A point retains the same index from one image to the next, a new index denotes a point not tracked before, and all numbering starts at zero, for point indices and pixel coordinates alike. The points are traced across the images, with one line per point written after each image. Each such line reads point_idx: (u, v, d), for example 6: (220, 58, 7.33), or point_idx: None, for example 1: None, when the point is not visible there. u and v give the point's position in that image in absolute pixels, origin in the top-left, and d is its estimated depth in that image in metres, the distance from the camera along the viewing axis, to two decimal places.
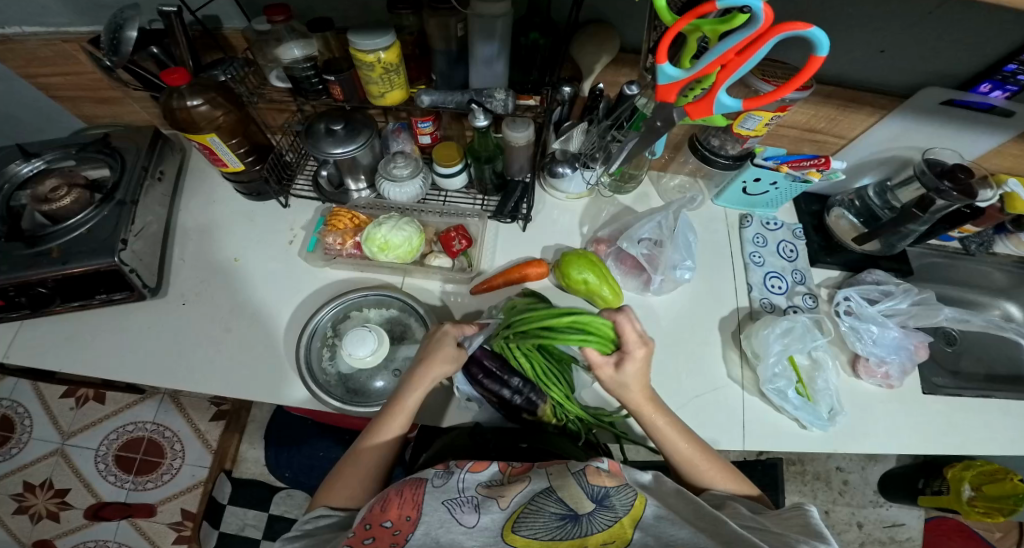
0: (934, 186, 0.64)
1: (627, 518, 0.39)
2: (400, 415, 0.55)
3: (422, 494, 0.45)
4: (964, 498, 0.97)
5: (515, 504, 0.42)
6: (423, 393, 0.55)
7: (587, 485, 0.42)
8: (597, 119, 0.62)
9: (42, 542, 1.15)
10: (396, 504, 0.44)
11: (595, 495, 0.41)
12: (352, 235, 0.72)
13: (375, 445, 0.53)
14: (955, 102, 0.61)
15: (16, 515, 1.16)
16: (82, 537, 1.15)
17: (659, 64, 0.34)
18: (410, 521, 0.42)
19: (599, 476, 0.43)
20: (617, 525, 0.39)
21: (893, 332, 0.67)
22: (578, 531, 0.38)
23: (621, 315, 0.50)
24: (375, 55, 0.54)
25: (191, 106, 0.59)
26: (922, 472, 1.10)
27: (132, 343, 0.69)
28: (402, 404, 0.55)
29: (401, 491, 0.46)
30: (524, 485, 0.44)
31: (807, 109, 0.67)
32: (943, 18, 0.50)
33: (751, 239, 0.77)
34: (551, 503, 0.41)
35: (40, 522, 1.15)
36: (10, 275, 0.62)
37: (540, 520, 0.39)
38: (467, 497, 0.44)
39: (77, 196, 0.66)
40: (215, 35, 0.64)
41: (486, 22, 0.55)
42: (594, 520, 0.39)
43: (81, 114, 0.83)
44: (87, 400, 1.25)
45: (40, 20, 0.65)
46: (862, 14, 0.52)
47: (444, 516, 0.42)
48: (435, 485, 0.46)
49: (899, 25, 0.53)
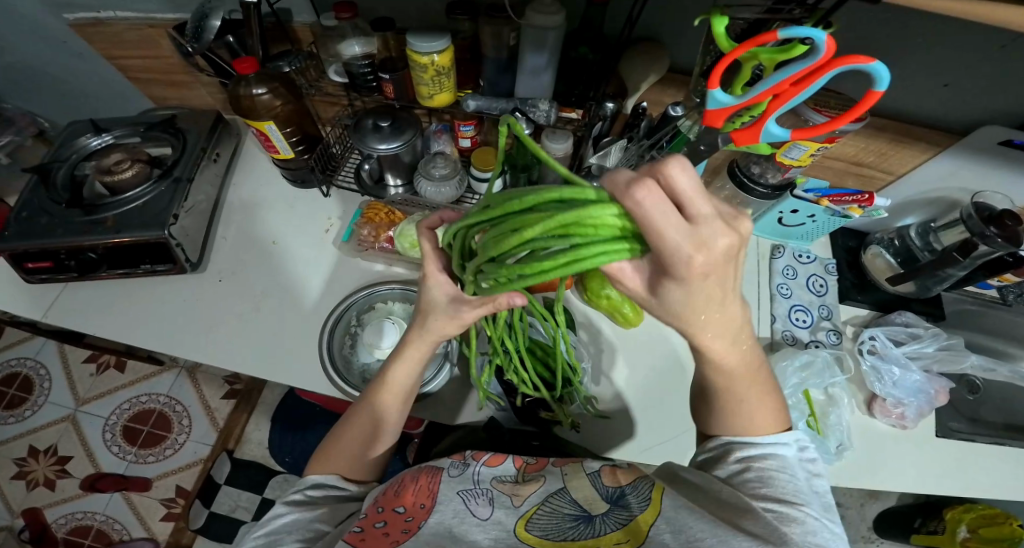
0: (978, 231, 0.63)
1: (645, 514, 0.38)
2: (391, 391, 0.49)
3: (438, 484, 0.46)
4: (957, 539, 0.94)
5: (529, 503, 0.42)
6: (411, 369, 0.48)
7: (603, 487, 0.43)
8: (636, 137, 0.63)
9: (31, 512, 1.17)
10: (411, 491, 0.44)
11: (610, 497, 0.41)
12: (385, 229, 0.74)
13: (363, 418, 0.48)
14: (1013, 143, 0.60)
15: (13, 481, 1.19)
16: (71, 508, 1.17)
17: (710, 89, 0.32)
18: (424, 509, 0.43)
19: (615, 477, 0.44)
20: (633, 522, 0.38)
21: (914, 375, 0.65)
22: (591, 531, 0.38)
23: (641, 192, 0.21)
24: (429, 57, 0.57)
25: (256, 94, 0.64)
26: (922, 511, 1.06)
27: (162, 315, 0.72)
28: (390, 381, 0.49)
29: (417, 479, 0.46)
30: (537, 486, 0.44)
31: (857, 142, 0.67)
32: (1014, 53, 0.50)
33: (781, 271, 0.77)
34: (565, 504, 0.41)
35: (35, 490, 1.18)
36: (67, 238, 0.66)
37: (553, 521, 0.40)
38: (482, 489, 0.45)
39: (138, 171, 0.71)
40: (286, 27, 0.68)
41: (538, 33, 0.57)
42: (609, 520, 0.39)
43: (151, 95, 0.89)
44: (107, 368, 1.30)
45: (132, 6, 0.70)
46: (924, 44, 0.52)
47: (458, 507, 0.43)
48: (451, 475, 0.47)
49: (959, 60, 0.53)
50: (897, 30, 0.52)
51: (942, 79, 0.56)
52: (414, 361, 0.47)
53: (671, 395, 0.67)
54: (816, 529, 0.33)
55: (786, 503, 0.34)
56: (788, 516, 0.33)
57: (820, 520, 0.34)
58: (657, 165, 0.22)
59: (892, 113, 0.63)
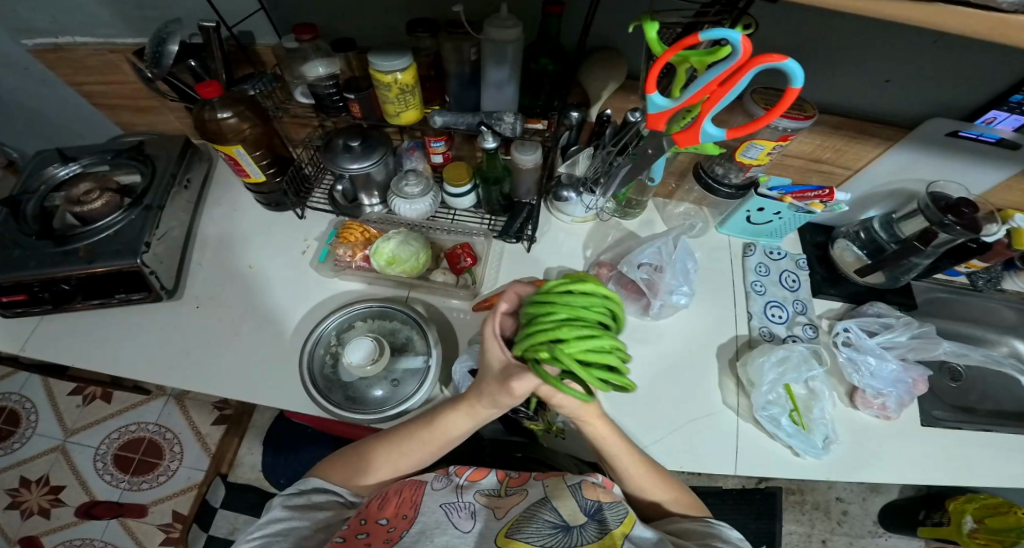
0: (937, 220, 0.65)
1: (618, 530, 0.44)
2: (434, 440, 0.51)
3: (421, 496, 0.51)
4: (965, 530, 0.99)
5: (511, 514, 0.48)
6: (465, 423, 0.50)
7: (582, 499, 0.48)
8: (603, 143, 0.65)
9: (28, 540, 1.15)
10: (394, 504, 0.50)
11: (587, 510, 0.46)
12: (362, 248, 0.75)
13: (412, 449, 0.52)
14: (960, 133, 0.61)
15: (6, 512, 1.17)
16: (68, 535, 1.15)
17: (649, 93, 0.35)
18: (406, 519, 0.48)
19: (595, 490, 0.48)
20: (607, 536, 0.44)
21: (890, 365, 0.67)
22: (569, 540, 0.43)
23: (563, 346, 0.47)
24: (393, 75, 0.58)
25: (222, 118, 0.64)
26: (924, 503, 1.12)
27: (143, 342, 0.72)
28: (443, 428, 0.51)
29: (401, 491, 0.51)
30: (520, 499, 0.50)
31: (812, 139, 0.68)
32: (950, 47, 0.52)
33: (754, 269, 0.78)
34: (546, 512, 0.47)
35: (30, 519, 1.16)
36: (39, 269, 0.66)
37: (533, 527, 0.45)
38: (466, 503, 0.50)
39: (108, 200, 0.71)
40: (248, 49, 0.69)
41: (497, 47, 0.58)
42: (585, 533, 0.44)
43: (121, 121, 0.89)
44: (94, 398, 1.28)
45: (92, 31, 0.70)
46: (865, 41, 0.54)
47: (440, 517, 0.48)
48: (434, 488, 0.52)
49: (901, 54, 0.54)
50: (836, 30, 0.53)
51: (884, 74, 0.57)
52: (468, 416, 0.50)
53: (650, 403, 0.67)
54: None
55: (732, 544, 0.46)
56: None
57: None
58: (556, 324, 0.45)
59: (845, 109, 0.64)
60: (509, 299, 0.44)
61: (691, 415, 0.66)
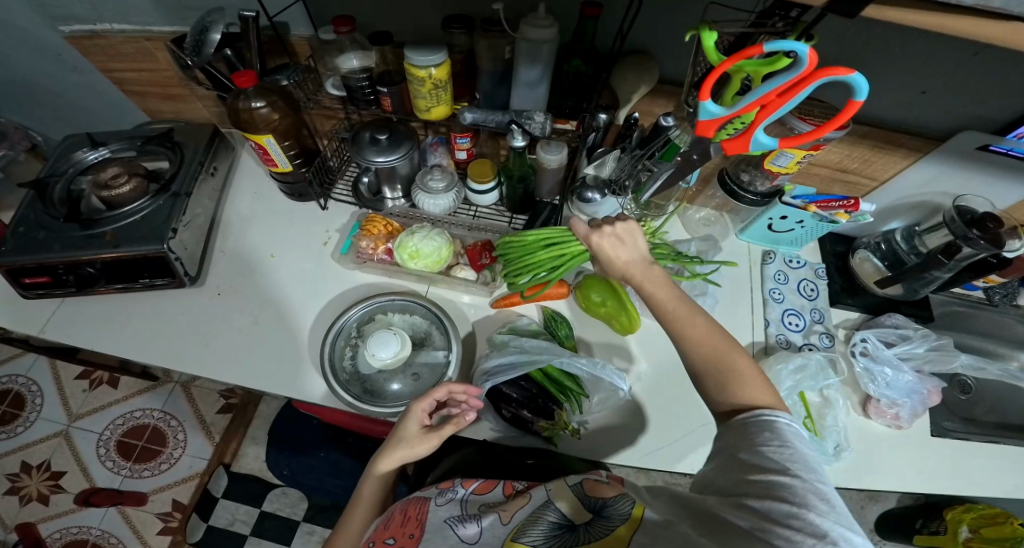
0: (961, 234, 0.65)
1: (624, 527, 0.41)
2: (366, 496, 0.59)
3: (426, 513, 0.55)
4: (960, 539, 0.98)
5: (517, 519, 0.49)
6: (377, 480, 0.58)
7: (586, 498, 0.47)
8: (631, 147, 0.66)
9: (25, 527, 1.15)
10: (402, 524, 0.54)
11: (594, 507, 0.46)
12: (384, 241, 0.75)
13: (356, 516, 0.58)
14: (991, 148, 0.61)
15: (6, 496, 1.17)
16: (65, 523, 1.15)
17: (702, 100, 0.36)
18: (413, 538, 0.51)
19: (597, 487, 0.49)
20: (614, 533, 0.41)
21: (906, 376, 0.67)
22: (574, 539, 0.43)
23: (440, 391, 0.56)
24: (427, 71, 0.58)
25: (255, 107, 0.63)
26: (922, 512, 1.12)
27: (162, 329, 0.72)
28: (365, 488, 0.58)
29: (406, 511, 0.56)
30: (525, 501, 0.51)
31: (840, 149, 0.68)
32: (988, 61, 0.52)
33: (773, 276, 0.79)
34: (550, 513, 0.47)
35: (29, 504, 1.16)
36: (64, 253, 0.66)
37: (539, 528, 0.45)
38: (469, 515, 0.53)
39: (135, 185, 0.71)
40: (284, 41, 0.69)
41: (533, 47, 0.58)
42: (592, 531, 0.43)
43: (147, 108, 0.89)
44: (100, 384, 1.28)
45: (127, 19, 0.70)
46: (901, 53, 0.54)
47: (447, 532, 0.51)
48: (437, 503, 0.56)
49: (938, 67, 0.55)
50: (874, 41, 0.54)
51: (920, 84, 0.58)
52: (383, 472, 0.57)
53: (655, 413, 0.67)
54: (805, 493, 0.32)
55: (797, 503, 0.31)
56: (794, 520, 0.31)
57: (836, 495, 0.33)
58: (444, 382, 0.57)
59: (873, 120, 0.64)
60: (441, 392, 0.56)
61: (705, 419, 0.66)
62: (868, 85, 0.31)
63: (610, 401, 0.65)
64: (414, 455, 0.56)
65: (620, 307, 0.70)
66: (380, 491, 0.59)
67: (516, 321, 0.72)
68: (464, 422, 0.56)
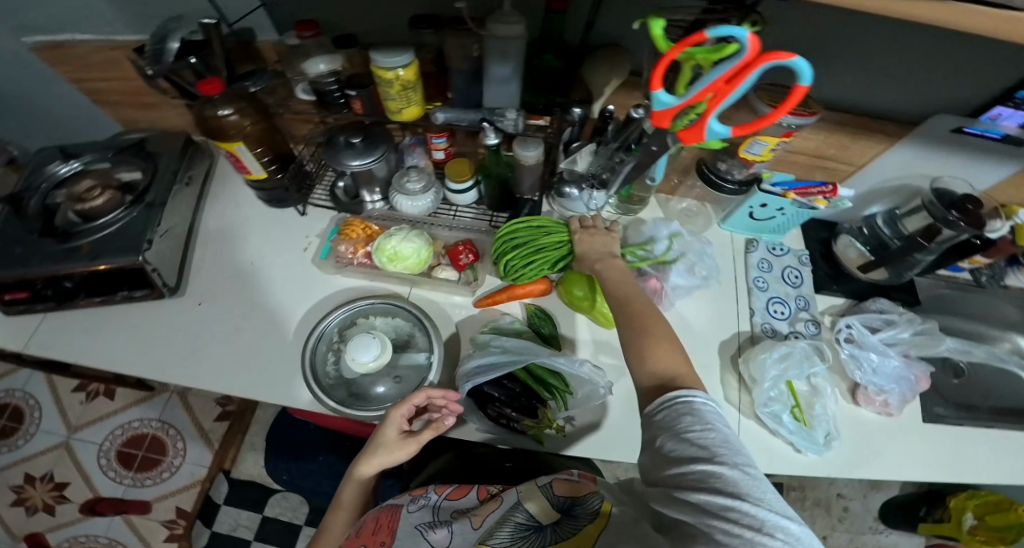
0: (941, 216, 0.64)
1: (592, 526, 0.41)
2: (345, 501, 0.59)
3: (397, 521, 0.55)
4: (965, 527, 1.00)
5: (488, 523, 0.50)
6: (355, 486, 0.58)
7: (555, 498, 0.49)
8: (608, 140, 0.66)
9: (33, 537, 1.16)
10: (374, 530, 0.54)
11: (562, 508, 0.47)
12: (363, 244, 0.75)
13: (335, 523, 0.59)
14: (965, 130, 0.61)
15: (12, 508, 1.18)
16: (73, 532, 1.16)
17: (654, 89, 0.36)
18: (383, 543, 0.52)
19: (566, 485, 0.49)
20: (580, 534, 0.42)
21: (893, 361, 0.67)
22: (542, 540, 0.44)
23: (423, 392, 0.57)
24: (395, 72, 0.57)
25: (222, 115, 0.64)
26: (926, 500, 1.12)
27: (143, 341, 0.71)
28: (344, 493, 0.59)
29: (379, 518, 0.55)
30: (496, 505, 0.52)
31: (815, 136, 0.68)
32: (958, 44, 0.51)
33: (756, 265, 0.78)
34: (519, 514, 0.48)
35: (35, 515, 1.17)
36: (41, 267, 0.66)
37: (507, 531, 0.46)
38: (441, 521, 0.54)
39: (109, 197, 0.71)
40: (250, 46, 0.69)
41: (502, 44, 0.58)
42: (560, 532, 0.43)
43: (121, 117, 0.88)
44: (97, 395, 1.28)
45: (92, 28, 0.70)
46: (865, 39, 0.54)
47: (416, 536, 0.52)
48: (409, 511, 0.56)
49: (907, 52, 0.54)
50: (840, 27, 0.53)
51: (888, 71, 0.57)
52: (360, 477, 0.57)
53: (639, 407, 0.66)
54: (734, 478, 0.32)
55: (730, 493, 0.31)
56: (731, 513, 0.30)
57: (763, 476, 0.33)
58: (421, 387, 0.57)
59: (847, 106, 0.64)
60: (419, 397, 0.57)
61: None
62: (813, 70, 0.30)
63: (594, 397, 0.65)
64: (392, 460, 0.57)
65: (601, 300, 0.70)
66: (361, 497, 0.60)
67: (497, 320, 0.72)
68: (444, 427, 0.57)
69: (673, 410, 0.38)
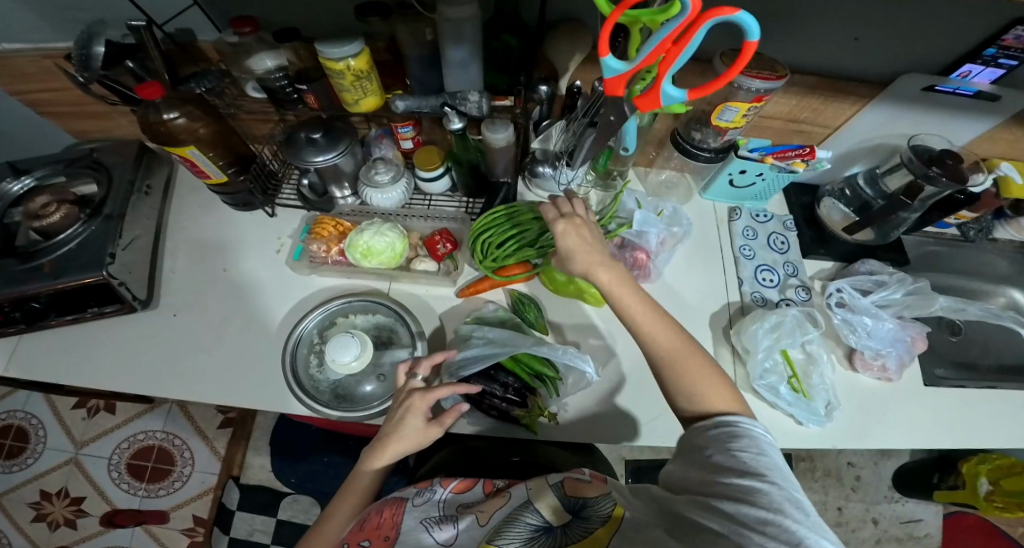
0: (922, 173, 0.62)
1: (602, 529, 0.41)
2: (357, 486, 0.54)
3: (401, 514, 0.54)
4: (982, 493, 1.01)
5: (493, 520, 0.49)
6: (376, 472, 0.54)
7: (564, 497, 0.47)
8: (575, 115, 0.63)
9: None
10: (376, 523, 0.53)
11: (572, 508, 0.46)
12: (336, 242, 0.73)
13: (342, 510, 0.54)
14: (937, 89, 0.59)
15: (34, 523, 1.19)
16: (99, 542, 1.18)
17: (603, 57, 0.34)
18: (388, 540, 0.51)
19: (577, 487, 0.48)
20: (591, 536, 0.41)
21: (887, 324, 0.66)
22: (553, 541, 0.42)
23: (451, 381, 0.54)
24: (345, 62, 0.54)
25: (169, 119, 0.61)
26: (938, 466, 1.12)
27: (122, 356, 0.70)
28: (359, 479, 0.54)
29: (382, 511, 0.55)
30: (502, 502, 0.52)
31: (788, 100, 0.65)
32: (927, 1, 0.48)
33: (741, 233, 0.77)
34: (528, 513, 0.47)
35: (58, 530, 1.18)
36: (4, 291, 0.64)
37: (516, 530, 0.45)
38: (446, 515, 0.53)
39: (65, 213, 0.68)
40: (188, 47, 0.65)
41: (455, 27, 0.54)
42: (571, 532, 0.42)
43: (71, 129, 0.85)
44: (98, 411, 1.27)
45: (20, 37, 0.66)
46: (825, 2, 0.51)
47: (421, 533, 0.51)
48: (414, 504, 0.56)
49: (872, 15, 0.51)
50: None
51: (854, 31, 0.54)
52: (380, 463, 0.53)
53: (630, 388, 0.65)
54: (778, 498, 0.31)
55: (772, 509, 0.30)
56: (769, 527, 0.30)
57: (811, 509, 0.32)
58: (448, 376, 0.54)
59: (819, 69, 0.62)
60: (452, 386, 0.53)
61: None
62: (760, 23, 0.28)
63: (583, 384, 0.65)
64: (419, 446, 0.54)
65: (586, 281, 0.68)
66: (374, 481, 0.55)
67: (482, 309, 0.71)
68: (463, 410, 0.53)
69: (726, 427, 0.37)
